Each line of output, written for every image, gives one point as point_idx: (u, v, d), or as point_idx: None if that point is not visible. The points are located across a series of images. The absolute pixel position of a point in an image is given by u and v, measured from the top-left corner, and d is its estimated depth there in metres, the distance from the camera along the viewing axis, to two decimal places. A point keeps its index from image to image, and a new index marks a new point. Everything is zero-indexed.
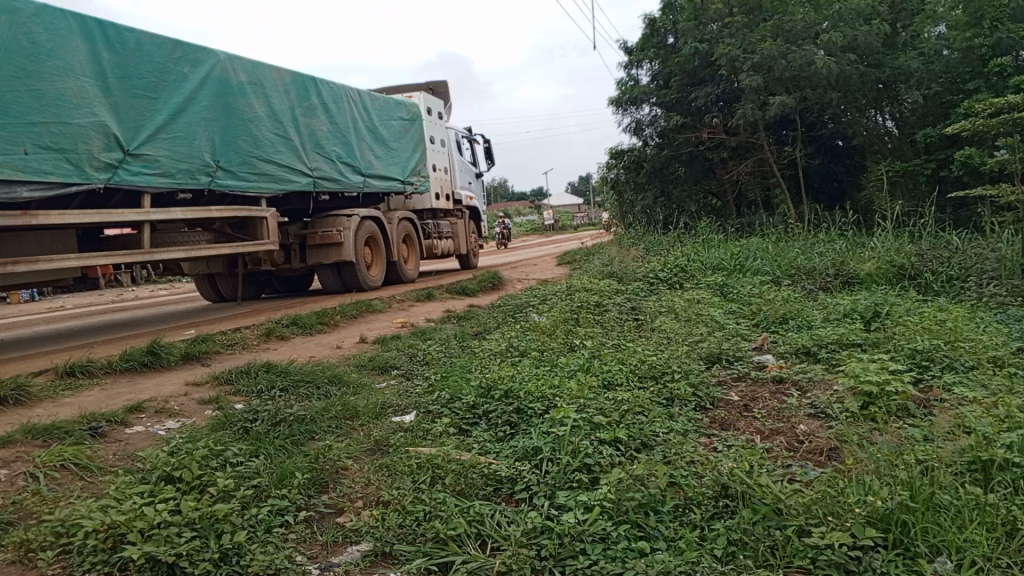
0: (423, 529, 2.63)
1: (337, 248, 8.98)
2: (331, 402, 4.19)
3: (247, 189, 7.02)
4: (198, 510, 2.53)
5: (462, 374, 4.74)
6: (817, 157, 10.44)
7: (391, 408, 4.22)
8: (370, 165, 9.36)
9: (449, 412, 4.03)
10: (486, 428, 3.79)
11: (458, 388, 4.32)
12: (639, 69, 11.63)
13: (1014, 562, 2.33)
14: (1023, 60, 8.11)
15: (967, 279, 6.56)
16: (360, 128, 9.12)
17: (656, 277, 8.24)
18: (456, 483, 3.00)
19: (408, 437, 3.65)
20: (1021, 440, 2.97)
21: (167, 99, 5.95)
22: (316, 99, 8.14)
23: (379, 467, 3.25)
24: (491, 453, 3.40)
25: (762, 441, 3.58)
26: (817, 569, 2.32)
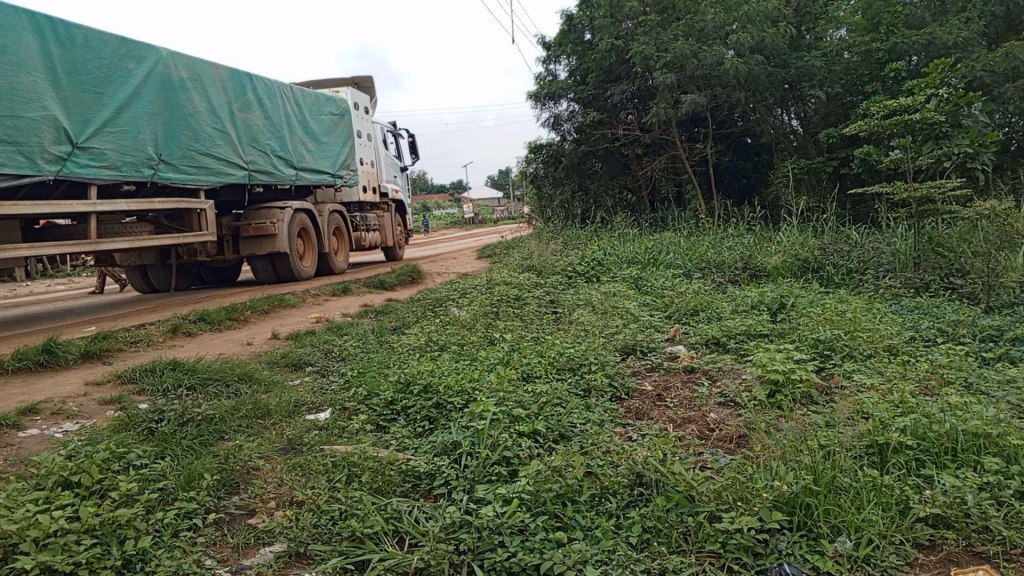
0: (339, 528, 2.55)
1: (270, 240, 8.80)
2: (242, 400, 4.02)
3: (187, 181, 6.96)
4: (99, 516, 2.40)
5: (380, 370, 4.64)
6: (727, 154, 10.75)
7: (306, 406, 4.09)
8: (306, 161, 9.22)
9: (366, 409, 3.93)
10: (404, 424, 3.71)
11: (376, 384, 4.21)
12: (556, 63, 11.71)
13: (907, 539, 2.43)
14: (915, 65, 8.61)
15: (865, 272, 6.87)
16: (297, 123, 9.01)
17: (575, 270, 8.32)
18: (373, 480, 2.92)
19: (322, 435, 3.54)
20: (913, 423, 3.11)
21: (112, 94, 5.98)
22: (256, 94, 8.08)
23: (292, 467, 3.13)
24: (409, 449, 3.33)
25: (674, 429, 3.64)
26: (727, 553, 2.37)
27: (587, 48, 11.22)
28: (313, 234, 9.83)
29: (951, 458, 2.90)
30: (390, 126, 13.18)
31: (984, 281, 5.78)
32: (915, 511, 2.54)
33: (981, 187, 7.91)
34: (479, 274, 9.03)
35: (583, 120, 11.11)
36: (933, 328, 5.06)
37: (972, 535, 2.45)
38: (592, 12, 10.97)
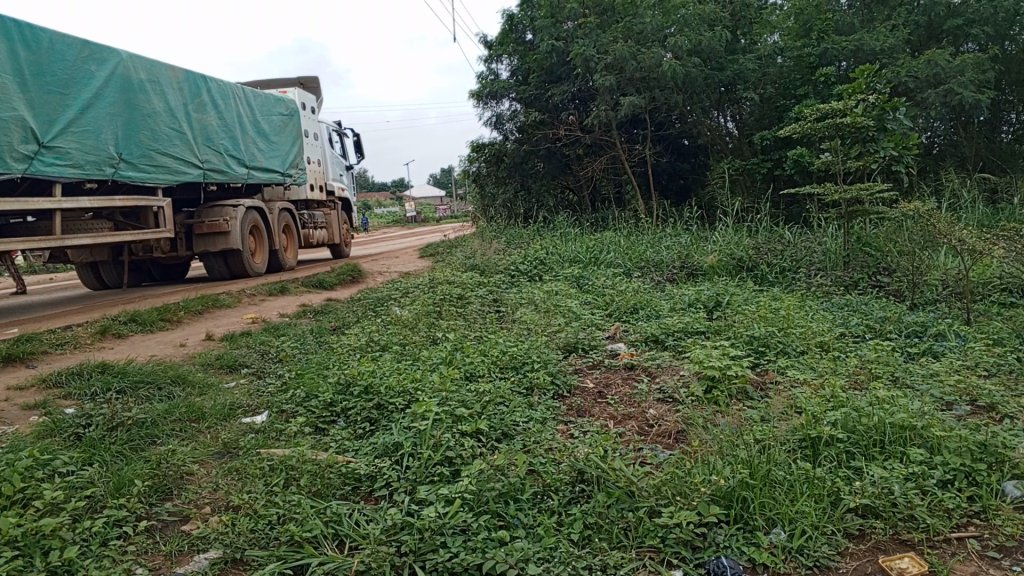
0: (276, 532, 2.47)
1: (224, 238, 8.66)
2: (175, 404, 3.88)
3: (147, 180, 6.90)
4: (21, 527, 2.29)
5: (319, 371, 4.54)
6: (666, 155, 10.92)
7: (242, 409, 3.97)
8: (261, 160, 9.15)
9: (304, 411, 3.83)
10: (344, 426, 3.63)
11: (314, 386, 4.11)
12: (497, 62, 11.68)
13: (837, 529, 2.49)
14: (843, 71, 8.86)
15: (797, 270, 7.05)
16: (251, 124, 8.90)
17: (517, 269, 8.32)
18: (312, 483, 2.85)
19: (259, 438, 3.44)
20: (844, 417, 3.19)
21: (76, 95, 5.97)
22: (214, 95, 8.02)
23: (227, 471, 3.02)
24: (350, 451, 3.26)
25: (615, 426, 3.66)
26: (667, 547, 2.40)
27: (528, 48, 11.26)
28: (264, 232, 9.65)
29: (879, 450, 2.98)
30: (335, 125, 12.96)
31: (909, 279, 6.00)
32: (846, 502, 2.60)
33: (905, 188, 8.22)
34: (421, 273, 8.97)
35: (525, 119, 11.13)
36: (861, 325, 5.23)
37: (899, 524, 2.52)
38: (533, 12, 11.00)
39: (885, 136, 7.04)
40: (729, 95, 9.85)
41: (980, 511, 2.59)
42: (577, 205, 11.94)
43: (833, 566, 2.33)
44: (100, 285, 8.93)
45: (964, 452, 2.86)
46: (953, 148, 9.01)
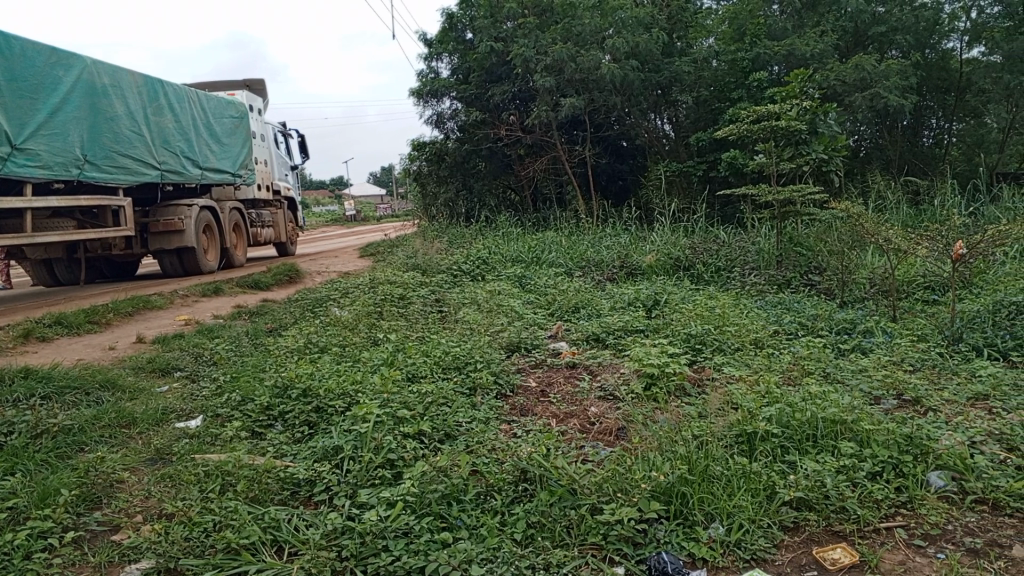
0: (212, 540, 2.38)
1: (179, 237, 8.47)
2: (104, 409, 3.72)
3: (109, 181, 6.95)
4: None
5: (254, 374, 4.41)
6: (605, 156, 11.02)
7: (174, 414, 3.83)
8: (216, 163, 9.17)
9: (240, 415, 3.72)
10: (282, 430, 3.54)
11: (250, 389, 3.99)
12: (438, 61, 11.59)
13: (773, 522, 2.53)
14: (774, 75, 9.10)
15: (732, 270, 7.18)
16: (205, 127, 8.87)
17: (459, 269, 8.27)
18: (249, 489, 2.76)
19: (192, 444, 3.32)
20: (778, 412, 3.24)
21: (45, 100, 6.11)
22: (173, 99, 8.10)
23: (160, 478, 2.90)
24: (288, 455, 3.18)
25: (557, 424, 3.66)
26: (608, 544, 2.41)
27: (469, 47, 11.24)
28: (217, 230, 9.45)
29: (812, 444, 3.05)
30: (279, 125, 12.71)
31: (838, 277, 6.17)
32: (781, 496, 2.65)
33: (835, 189, 8.47)
34: (361, 273, 8.83)
35: (466, 119, 11.10)
36: (794, 322, 5.36)
37: (831, 515, 2.57)
38: (473, 12, 10.98)
39: (816, 139, 7.23)
40: (665, 98, 10.00)
41: (907, 501, 2.67)
42: (519, 205, 11.94)
43: (770, 558, 2.37)
44: (53, 284, 8.72)
45: (892, 445, 2.95)
46: (879, 151, 9.37)
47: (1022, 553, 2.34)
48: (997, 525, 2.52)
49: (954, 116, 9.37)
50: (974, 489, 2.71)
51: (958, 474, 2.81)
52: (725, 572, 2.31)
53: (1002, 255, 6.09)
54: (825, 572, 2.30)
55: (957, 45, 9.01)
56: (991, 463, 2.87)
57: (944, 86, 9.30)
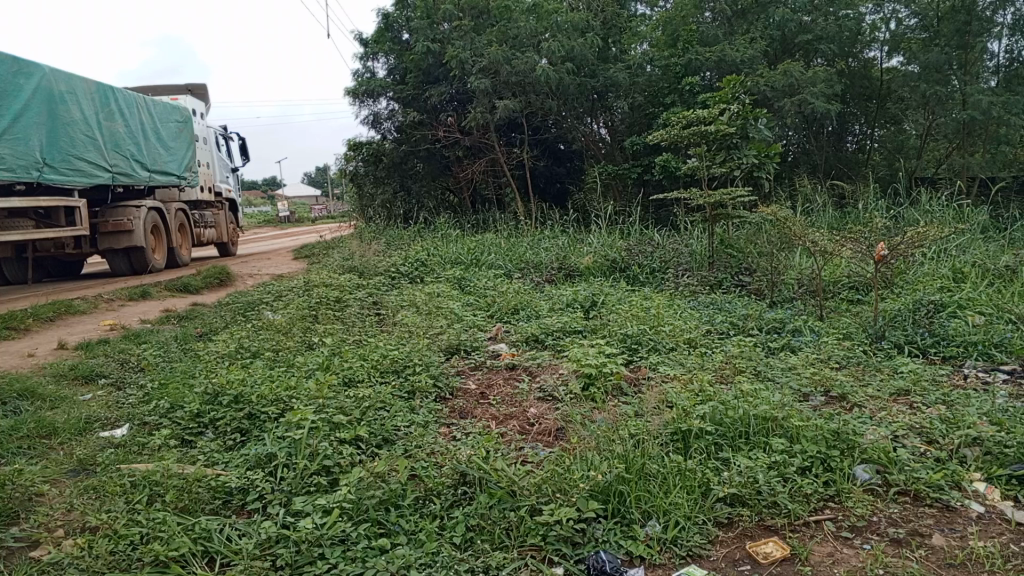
0: (139, 553, 2.27)
1: (128, 238, 8.30)
2: (21, 419, 3.53)
3: (64, 183, 7.03)
4: None
5: (184, 380, 4.24)
6: (542, 159, 11.07)
7: (99, 422, 3.66)
8: (165, 167, 9.14)
9: (168, 423, 3.57)
10: (213, 438, 3.41)
11: (180, 396, 3.84)
12: (374, 61, 11.47)
13: (708, 519, 2.56)
14: (706, 80, 9.28)
15: (666, 271, 7.29)
16: (153, 132, 8.80)
17: (397, 271, 8.17)
18: (178, 499, 2.65)
19: (118, 453, 3.18)
20: (712, 410, 3.29)
21: (8, 106, 6.23)
22: (127, 105, 8.13)
23: (83, 490, 2.76)
24: (220, 464, 3.07)
25: (496, 426, 3.64)
26: (547, 545, 2.40)
27: (405, 48, 11.15)
28: (164, 231, 9.25)
29: (744, 441, 3.11)
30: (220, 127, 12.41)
31: (768, 278, 6.32)
32: (716, 493, 2.68)
33: (764, 194, 8.67)
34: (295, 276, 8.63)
35: (403, 120, 11.01)
36: (726, 322, 5.47)
37: (763, 510, 2.62)
38: (409, 12, 10.89)
39: (747, 144, 7.41)
40: (601, 102, 10.10)
41: (834, 495, 2.74)
42: (457, 207, 11.89)
43: (705, 555, 2.40)
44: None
45: (821, 440, 3.01)
46: (806, 156, 9.65)
47: (941, 542, 2.42)
48: (918, 515, 2.61)
49: (876, 122, 9.79)
50: (897, 481, 2.79)
51: (882, 467, 2.90)
52: (662, 569, 2.33)
53: (920, 256, 6.32)
54: (758, 566, 2.33)
55: (879, 54, 9.38)
56: (912, 456, 2.97)
57: (867, 94, 9.68)
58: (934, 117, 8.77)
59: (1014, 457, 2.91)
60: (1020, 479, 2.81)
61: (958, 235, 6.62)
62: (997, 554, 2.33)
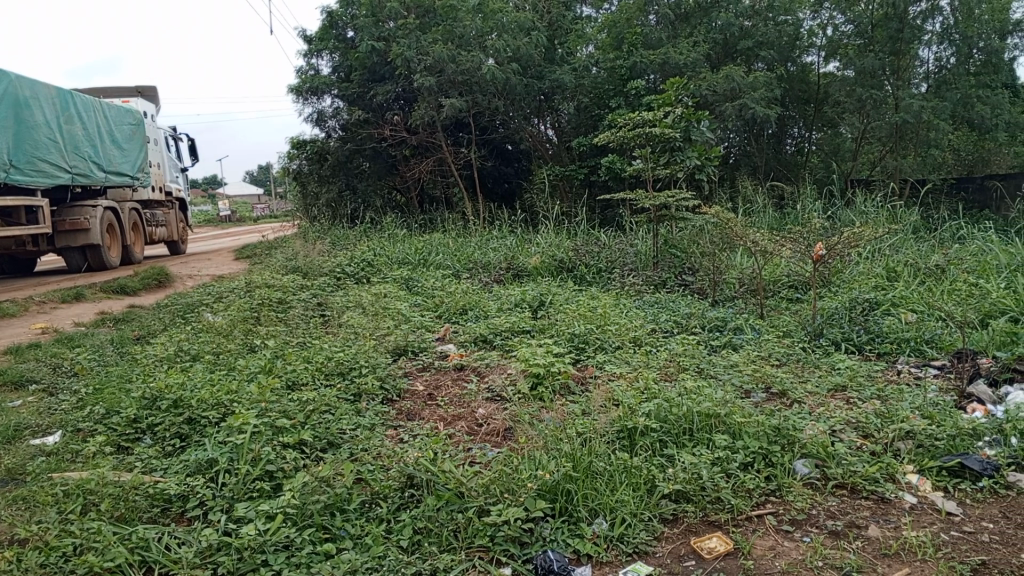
0: (71, 565, 2.16)
1: (85, 236, 8.24)
2: None
3: (29, 183, 7.16)
4: None
5: (119, 386, 4.07)
6: (490, 159, 11.05)
7: (28, 430, 3.51)
8: (122, 167, 9.18)
9: (103, 429, 3.43)
10: (151, 444, 3.29)
11: (115, 401, 3.69)
12: (318, 58, 11.32)
13: (654, 515, 2.58)
14: (651, 83, 9.38)
15: (612, 270, 7.34)
16: (109, 135, 8.83)
17: (343, 272, 8.03)
18: (114, 508, 2.55)
19: (50, 462, 3.05)
20: (657, 408, 3.31)
21: None
22: (86, 107, 8.21)
23: (10, 501, 2.63)
24: (158, 470, 2.95)
25: (444, 428, 3.61)
26: (495, 546, 2.38)
27: (350, 46, 11.01)
28: (118, 230, 9.17)
29: (688, 437, 3.13)
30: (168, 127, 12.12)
31: (710, 278, 6.42)
32: (661, 489, 2.69)
33: (705, 195, 8.81)
34: (237, 276, 8.43)
35: (348, 118, 10.89)
36: (670, 321, 5.52)
37: (707, 506, 2.65)
38: (353, 10, 10.74)
39: (690, 146, 7.50)
40: (548, 103, 10.13)
41: (775, 489, 2.78)
42: (404, 206, 11.77)
43: (650, 551, 2.42)
44: None
45: (762, 436, 3.05)
46: (747, 158, 9.88)
47: (877, 533, 2.48)
48: (855, 507, 2.67)
49: (813, 125, 10.05)
50: (835, 474, 2.85)
51: (821, 461, 2.95)
52: (609, 566, 2.34)
53: (855, 256, 6.50)
54: (702, 561, 2.35)
55: (816, 60, 9.61)
56: (849, 450, 3.04)
57: (804, 97, 9.92)
58: (868, 121, 8.98)
59: (944, 449, 3.02)
60: (949, 470, 2.91)
61: (891, 235, 6.84)
62: (929, 543, 2.39)
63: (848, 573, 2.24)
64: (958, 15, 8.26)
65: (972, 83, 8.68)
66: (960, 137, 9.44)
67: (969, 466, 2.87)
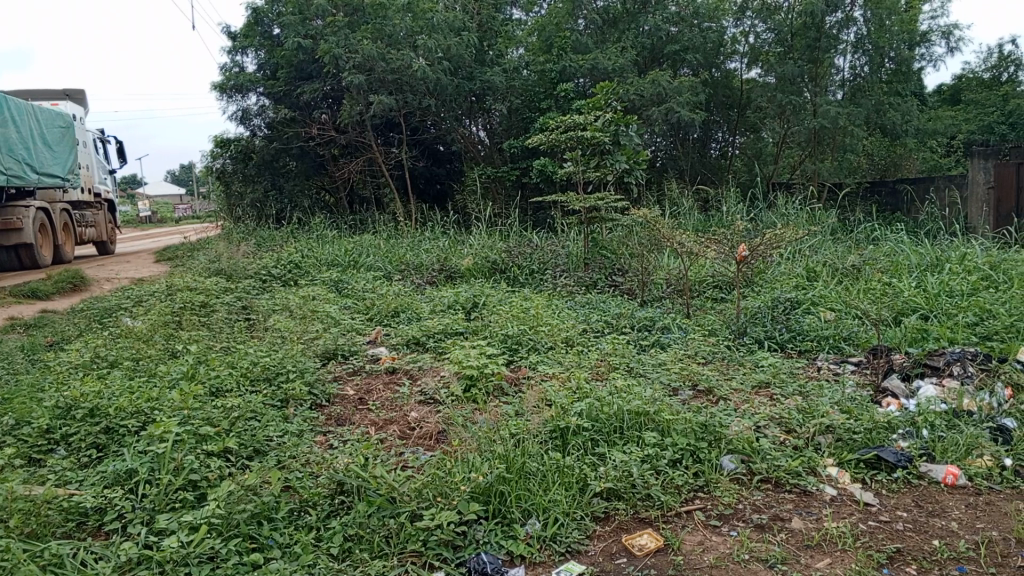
0: None
1: (17, 236, 8.18)
2: None
3: None
4: None
5: (31, 395, 3.85)
6: (421, 160, 10.96)
7: None
8: (57, 169, 8.91)
9: (11, 441, 3.22)
10: (64, 455, 3.12)
11: (25, 411, 3.48)
12: (243, 55, 11.04)
13: (587, 514, 2.59)
14: (580, 86, 9.47)
15: (544, 271, 7.37)
16: (40, 136, 8.52)
17: (269, 274, 7.82)
18: (24, 524, 2.39)
19: None
20: (589, 407, 3.32)
21: None
22: (20, 110, 7.97)
23: None
24: (72, 483, 2.79)
25: (375, 432, 3.54)
26: (428, 551, 2.33)
27: (276, 43, 10.80)
28: (50, 230, 9.08)
29: (618, 435, 3.15)
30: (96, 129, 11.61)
31: (640, 278, 6.51)
32: (593, 488, 2.70)
33: (634, 198, 8.95)
34: (158, 279, 8.12)
35: (275, 116, 10.67)
36: (601, 321, 5.57)
37: (638, 503, 2.67)
38: (279, 7, 10.52)
39: (619, 150, 7.57)
40: (480, 104, 10.10)
41: (703, 485, 2.82)
42: (333, 206, 11.54)
43: (583, 550, 2.42)
44: None
45: (689, 433, 3.08)
46: (673, 162, 10.13)
47: (800, 525, 2.54)
48: (779, 501, 2.73)
49: (737, 130, 10.33)
50: (760, 468, 2.92)
51: (746, 456, 3.01)
52: (542, 567, 2.33)
53: (777, 257, 6.69)
54: (634, 558, 2.36)
55: (739, 66, 9.82)
56: (773, 445, 3.11)
57: (728, 103, 10.19)
58: (788, 126, 9.26)
59: (862, 442, 3.12)
60: (866, 462, 3.01)
61: (810, 236, 7.08)
62: (848, 533, 2.47)
63: (773, 565, 2.30)
64: (870, 25, 8.64)
65: (885, 91, 9.04)
66: (874, 143, 9.85)
67: (885, 458, 2.98)
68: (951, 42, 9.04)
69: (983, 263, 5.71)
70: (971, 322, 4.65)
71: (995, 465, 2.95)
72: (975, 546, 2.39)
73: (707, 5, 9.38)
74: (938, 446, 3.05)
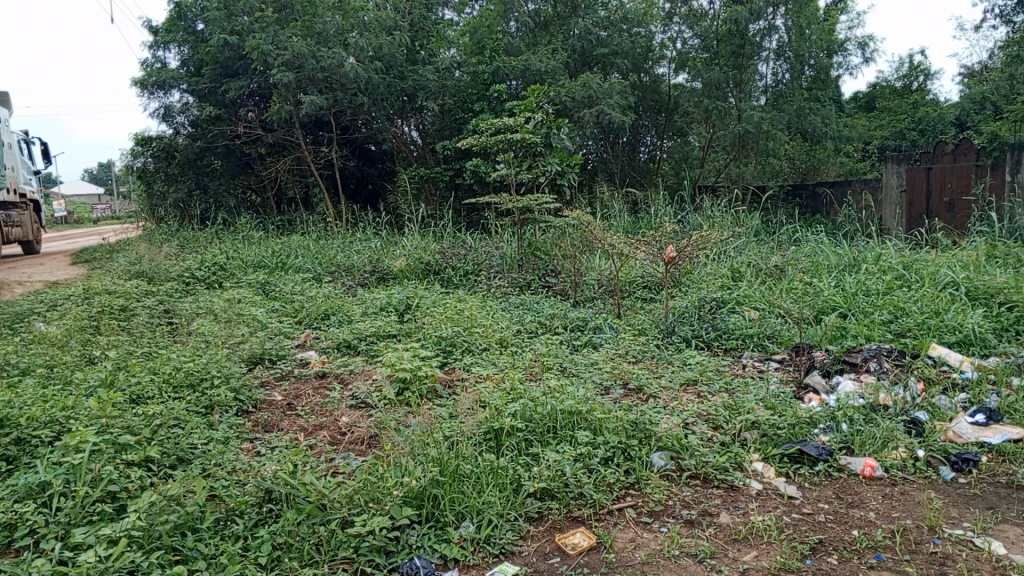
0: None
1: None
2: None
3: None
4: None
5: None
6: (352, 160, 10.80)
7: None
8: None
9: None
10: None
11: None
12: (165, 51, 10.70)
13: (520, 515, 2.58)
14: (513, 88, 9.51)
15: (478, 272, 7.36)
16: None
17: (192, 276, 7.58)
18: None
19: None
20: (523, 407, 3.31)
21: None
22: None
23: None
24: None
25: (305, 438, 3.46)
26: (360, 557, 2.29)
27: (200, 39, 10.47)
28: None
29: (552, 435, 3.15)
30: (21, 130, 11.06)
31: (572, 279, 6.56)
32: (527, 488, 2.70)
33: (567, 199, 9.03)
34: (72, 282, 7.76)
35: (199, 114, 10.33)
36: (534, 321, 5.60)
37: (570, 502, 2.68)
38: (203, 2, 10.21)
39: (551, 152, 7.61)
40: (411, 104, 9.99)
41: (634, 482, 2.86)
42: (260, 206, 11.37)
43: (516, 551, 2.42)
44: None
45: (620, 431, 3.11)
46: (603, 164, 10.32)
47: (727, 519, 2.60)
48: (708, 496, 2.79)
49: (665, 134, 10.53)
50: (688, 465, 2.97)
51: (675, 453, 3.06)
52: (476, 569, 2.31)
53: (703, 258, 6.86)
54: (567, 557, 2.37)
55: (667, 71, 10.03)
56: (701, 441, 3.16)
57: (657, 108, 10.37)
58: (714, 130, 9.49)
59: (785, 437, 3.21)
60: (790, 456, 3.10)
61: (736, 238, 7.27)
62: (773, 526, 2.53)
63: (701, 560, 2.34)
64: (791, 33, 8.92)
65: (805, 97, 9.33)
66: (795, 147, 10.18)
67: (808, 452, 3.07)
68: (866, 52, 9.43)
69: (896, 262, 5.95)
70: (886, 320, 4.83)
71: (909, 456, 3.08)
72: (890, 535, 2.49)
73: (636, 11, 9.55)
74: (856, 440, 3.16)
